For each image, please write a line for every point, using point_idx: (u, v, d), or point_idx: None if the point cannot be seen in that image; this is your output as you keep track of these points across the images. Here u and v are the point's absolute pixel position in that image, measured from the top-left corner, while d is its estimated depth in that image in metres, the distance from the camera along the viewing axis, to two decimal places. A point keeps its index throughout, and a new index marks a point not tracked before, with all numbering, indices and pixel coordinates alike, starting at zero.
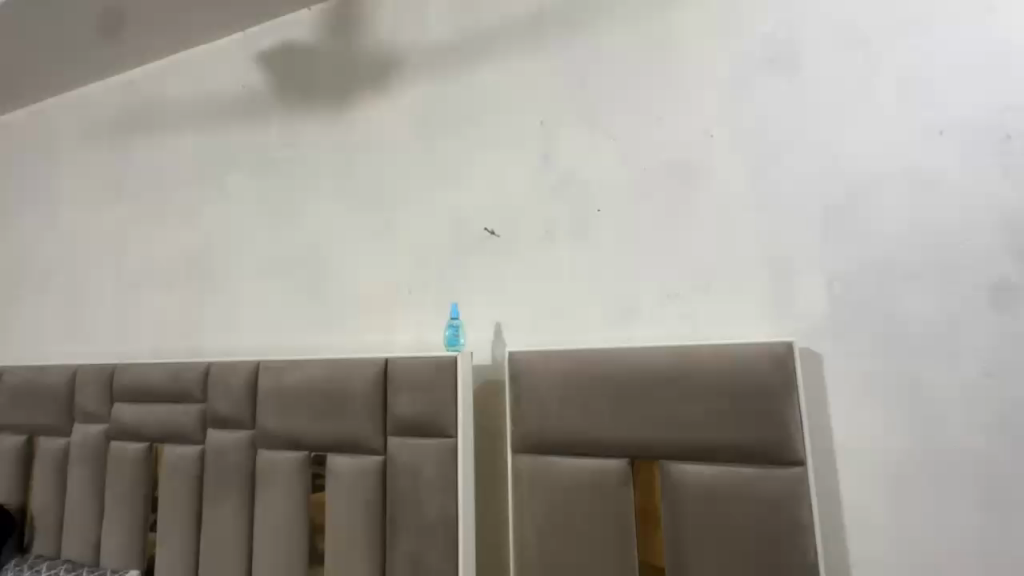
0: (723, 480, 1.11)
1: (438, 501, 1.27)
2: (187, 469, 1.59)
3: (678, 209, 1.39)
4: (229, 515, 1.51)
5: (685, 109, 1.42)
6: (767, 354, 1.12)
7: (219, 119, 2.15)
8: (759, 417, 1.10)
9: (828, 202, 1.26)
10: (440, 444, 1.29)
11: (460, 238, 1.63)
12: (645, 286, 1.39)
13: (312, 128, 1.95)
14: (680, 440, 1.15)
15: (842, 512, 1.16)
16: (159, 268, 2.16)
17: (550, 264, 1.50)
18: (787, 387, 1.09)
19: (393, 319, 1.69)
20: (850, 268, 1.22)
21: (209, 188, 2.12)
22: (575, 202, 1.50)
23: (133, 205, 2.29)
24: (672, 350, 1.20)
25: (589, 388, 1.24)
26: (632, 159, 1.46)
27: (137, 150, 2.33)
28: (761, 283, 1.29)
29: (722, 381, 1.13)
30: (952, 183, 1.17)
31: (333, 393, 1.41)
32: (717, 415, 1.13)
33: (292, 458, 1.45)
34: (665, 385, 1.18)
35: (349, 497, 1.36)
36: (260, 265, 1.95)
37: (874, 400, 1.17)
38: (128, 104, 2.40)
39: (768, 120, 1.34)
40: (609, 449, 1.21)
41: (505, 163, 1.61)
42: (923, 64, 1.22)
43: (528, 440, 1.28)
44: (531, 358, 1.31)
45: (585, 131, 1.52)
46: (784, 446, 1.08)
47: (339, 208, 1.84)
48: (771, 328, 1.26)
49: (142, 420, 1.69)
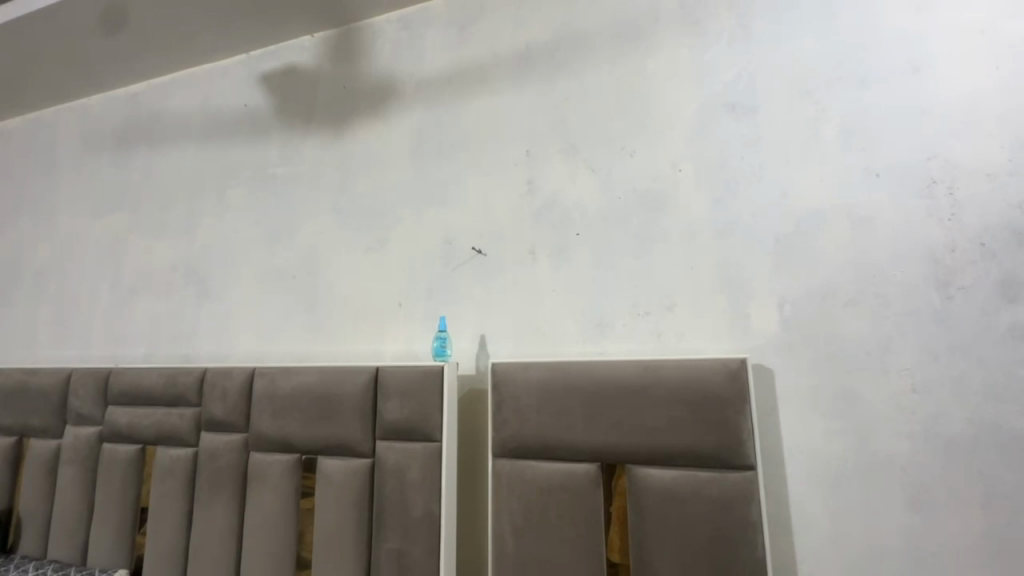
0: (682, 482, 1.23)
1: (422, 501, 1.36)
2: (179, 470, 1.66)
3: (649, 235, 1.53)
4: (221, 515, 1.57)
5: (656, 145, 1.57)
6: (722, 368, 1.25)
7: (221, 135, 2.25)
8: (715, 424, 1.23)
9: (780, 234, 1.41)
10: (425, 447, 1.39)
11: (449, 255, 1.75)
12: (617, 304, 1.52)
13: (311, 147, 2.06)
14: (645, 445, 1.27)
15: (789, 513, 1.29)
16: (156, 275, 2.23)
17: (531, 282, 1.63)
18: (739, 398, 1.22)
19: (384, 330, 1.79)
20: (797, 292, 1.37)
21: (209, 200, 2.21)
22: (556, 225, 1.63)
23: (131, 213, 2.36)
24: (639, 363, 1.32)
25: (564, 397, 1.35)
26: (608, 188, 1.60)
27: (138, 161, 2.41)
28: (720, 304, 1.43)
29: (682, 392, 1.26)
30: (885, 221, 1.33)
31: (326, 398, 1.50)
32: (678, 423, 1.25)
33: (284, 460, 1.53)
34: (632, 395, 1.30)
35: (338, 497, 1.44)
36: (256, 275, 2.04)
37: (818, 411, 1.30)
38: (130, 116, 2.48)
39: (730, 158, 1.49)
40: (581, 453, 1.32)
41: (493, 187, 1.74)
42: (861, 116, 1.39)
43: (507, 444, 1.39)
44: (512, 368, 1.42)
45: (566, 160, 1.66)
46: (736, 451, 1.20)
47: (335, 224, 1.94)
48: (729, 345, 1.40)
49: (136, 422, 1.75)
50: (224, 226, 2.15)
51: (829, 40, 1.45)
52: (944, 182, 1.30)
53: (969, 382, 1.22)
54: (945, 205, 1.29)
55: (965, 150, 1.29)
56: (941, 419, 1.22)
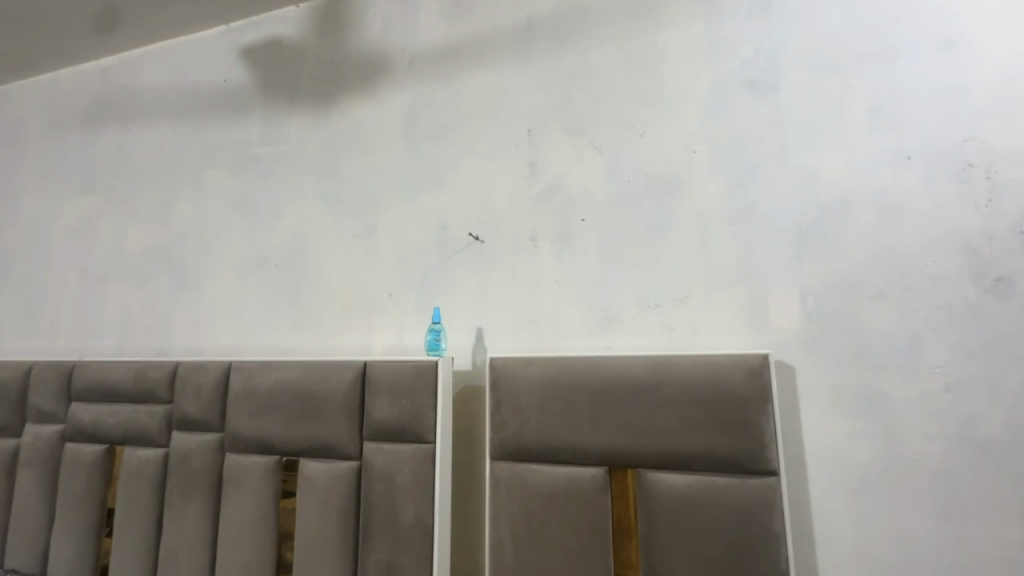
0: (698, 489, 1.13)
1: (414, 508, 1.25)
2: (148, 473, 1.52)
3: (660, 222, 1.42)
4: (193, 521, 1.44)
5: (668, 125, 1.46)
6: (741, 365, 1.15)
7: (199, 112, 2.10)
8: (733, 426, 1.13)
9: (802, 220, 1.31)
10: (417, 449, 1.27)
11: (443, 243, 1.63)
12: (624, 297, 1.41)
13: (295, 126, 1.92)
14: (657, 448, 1.17)
15: (810, 521, 1.20)
16: (128, 262, 2.08)
17: (532, 272, 1.51)
18: (760, 398, 1.12)
19: (372, 323, 1.66)
20: (820, 285, 1.27)
21: (185, 182, 2.06)
22: (560, 210, 1.52)
23: (102, 196, 2.20)
24: (650, 359, 1.22)
25: (569, 395, 1.25)
26: (615, 172, 1.48)
27: (110, 140, 2.25)
28: (736, 296, 1.33)
29: (697, 391, 1.16)
30: (916, 208, 1.23)
31: (309, 396, 1.38)
32: (694, 424, 1.15)
33: (262, 462, 1.41)
34: (643, 393, 1.19)
35: (321, 503, 1.32)
36: (235, 263, 1.90)
37: (842, 412, 1.21)
38: (101, 92, 2.32)
39: (748, 140, 1.38)
40: (586, 456, 1.22)
41: (490, 170, 1.62)
42: (890, 94, 1.29)
43: (507, 447, 1.28)
44: (511, 364, 1.31)
45: (570, 142, 1.55)
46: (757, 455, 1.11)
47: (321, 208, 1.81)
48: (746, 340, 1.30)
49: (101, 421, 1.61)
50: (201, 210, 2.00)
51: (856, 13, 1.35)
52: (981, 166, 1.20)
53: (1007, 381, 1.13)
54: (981, 190, 1.20)
55: (1005, 131, 1.20)
56: (976, 421, 1.13)
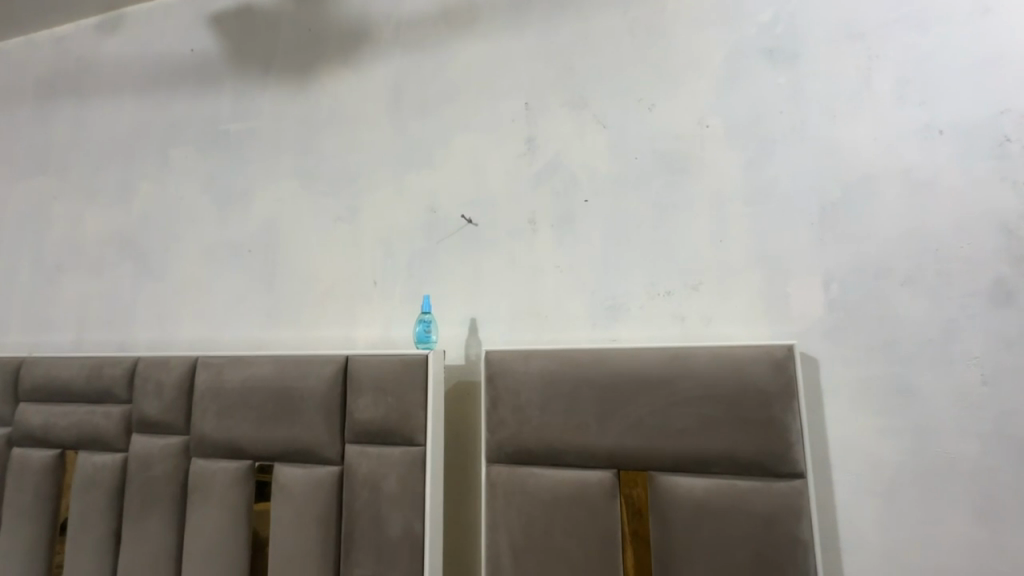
0: (718, 494, 1.02)
1: (402, 518, 1.12)
2: (104, 480, 1.37)
3: (670, 203, 1.30)
4: (155, 533, 1.30)
5: (678, 97, 1.34)
6: (763, 358, 1.05)
7: (164, 85, 1.93)
8: (755, 425, 1.02)
9: (825, 200, 1.21)
10: (406, 452, 1.15)
11: (432, 226, 1.50)
12: (632, 284, 1.30)
13: (270, 99, 1.76)
14: (672, 449, 1.06)
15: (835, 526, 1.10)
16: (87, 249, 1.90)
17: (530, 257, 1.39)
18: (785, 393, 1.02)
19: (355, 313, 1.53)
20: (845, 269, 1.17)
21: (149, 162, 1.89)
22: (561, 191, 1.39)
23: (58, 176, 2.01)
24: (663, 351, 1.11)
25: (574, 391, 1.13)
26: (621, 149, 1.37)
27: (65, 116, 2.06)
28: (754, 283, 1.22)
29: (716, 387, 1.05)
30: (948, 186, 1.14)
31: (284, 394, 1.24)
32: (712, 423, 1.04)
33: (233, 468, 1.27)
34: (656, 389, 1.08)
35: (298, 513, 1.18)
36: (204, 249, 1.74)
37: (869, 407, 1.12)
38: (56, 63, 2.12)
39: (766, 113, 1.27)
40: (593, 459, 1.10)
41: (485, 146, 1.48)
42: (921, 64, 1.19)
43: (505, 449, 1.16)
44: (510, 358, 1.19)
45: (571, 116, 1.42)
46: (782, 456, 1.01)
47: (298, 188, 1.66)
48: (765, 331, 1.20)
49: (52, 423, 1.45)
50: (167, 192, 1.84)
51: None
52: (1020, 140, 1.11)
53: None
54: (1020, 167, 1.10)
55: None
56: (1015, 416, 1.05)
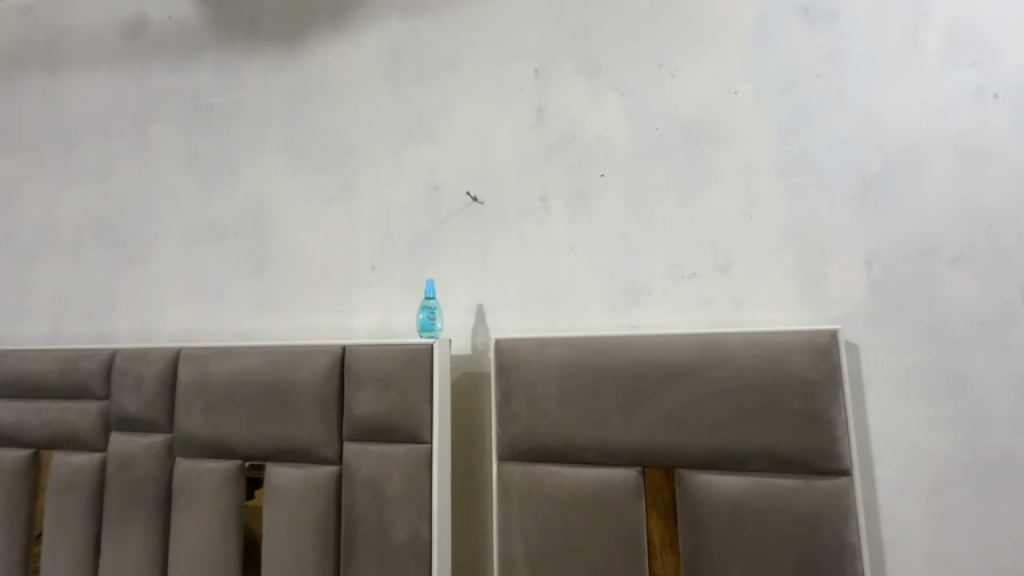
0: (755, 493, 0.93)
1: (408, 522, 1.02)
2: (82, 482, 1.26)
3: (695, 176, 1.20)
4: (138, 540, 1.20)
5: (704, 61, 1.23)
6: (806, 344, 0.95)
7: (142, 56, 1.78)
8: (797, 418, 0.93)
9: (867, 171, 1.10)
10: (411, 451, 1.04)
11: (435, 205, 1.38)
12: (654, 265, 1.20)
13: (256, 69, 1.62)
14: (704, 445, 0.96)
15: (878, 525, 1.02)
16: (62, 233, 1.77)
17: (542, 237, 1.28)
18: (830, 382, 0.93)
19: (352, 300, 1.41)
20: (889, 247, 1.07)
21: (126, 140, 1.75)
22: (575, 165, 1.28)
23: (28, 156, 1.86)
24: (693, 338, 1.01)
25: (595, 382, 1.03)
26: (641, 118, 1.25)
27: (34, 90, 1.90)
28: (788, 263, 1.12)
29: (753, 376, 0.96)
30: (1004, 156, 1.04)
31: (275, 388, 1.13)
32: (748, 415, 0.95)
33: (221, 468, 1.16)
34: (685, 378, 0.99)
35: (294, 517, 1.08)
36: (188, 233, 1.61)
37: (915, 397, 1.03)
38: (24, 34, 1.96)
39: (801, 77, 1.16)
40: (617, 455, 1.01)
41: (491, 117, 1.36)
42: (974, 22, 1.08)
43: (519, 446, 1.07)
44: (524, 347, 1.09)
45: (586, 83, 1.30)
46: (827, 452, 0.91)
47: (288, 166, 1.53)
48: (800, 315, 1.10)
49: (23, 421, 1.33)
50: (146, 171, 1.70)
51: None
52: None
53: None
54: None
55: None
56: None
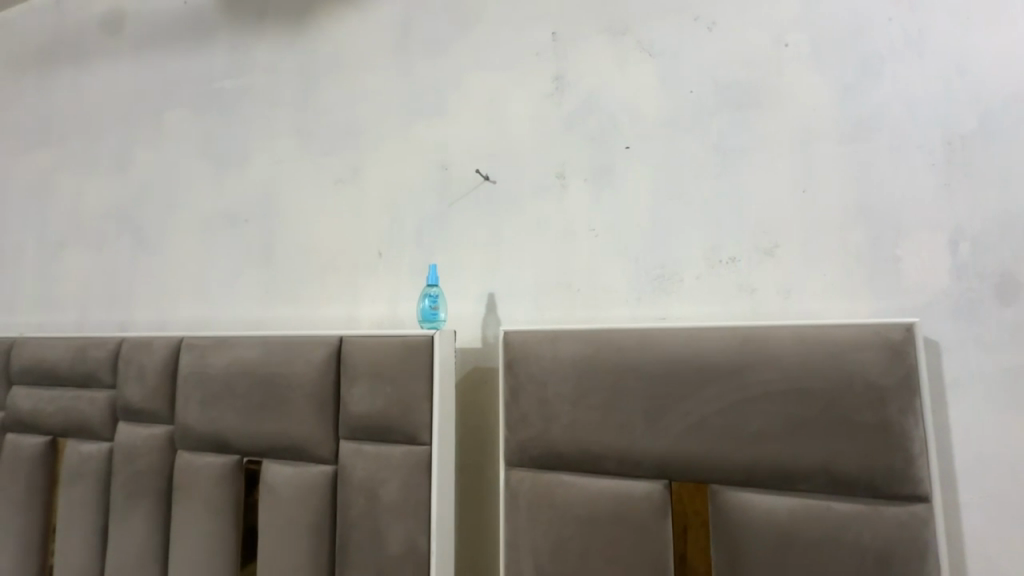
0: (806, 519, 0.78)
1: (404, 531, 0.93)
2: (91, 472, 1.25)
3: (736, 145, 1.03)
4: (140, 533, 1.17)
5: (749, 9, 1.05)
6: (873, 341, 0.78)
7: (161, 44, 1.77)
8: (862, 430, 0.77)
9: (952, 132, 0.91)
10: (408, 453, 0.95)
11: (444, 186, 1.28)
12: (686, 248, 1.05)
13: (266, 50, 1.56)
14: (744, 458, 0.82)
15: (964, 564, 0.84)
16: (89, 223, 1.79)
17: (559, 218, 1.15)
18: (903, 388, 0.76)
19: (359, 289, 1.33)
20: (981, 224, 0.88)
21: (145, 127, 1.74)
22: (597, 136, 1.14)
23: (59, 149, 1.89)
24: (732, 332, 0.86)
25: (615, 382, 0.90)
26: (672, 81, 1.09)
27: (65, 82, 1.93)
28: (849, 244, 0.94)
29: (805, 378, 0.80)
30: None
31: (270, 380, 1.07)
32: (798, 425, 0.79)
33: (219, 463, 1.11)
34: (722, 379, 0.84)
35: (288, 520, 1.02)
36: (201, 220, 1.58)
37: (1014, 408, 0.84)
38: (55, 28, 1.98)
39: (870, 22, 0.97)
40: (639, 466, 0.88)
41: (505, 87, 1.24)
42: None
43: (529, 451, 0.95)
44: (534, 341, 0.97)
45: (610, 45, 1.16)
46: (899, 474, 0.75)
47: (297, 148, 1.47)
48: (864, 306, 0.93)
49: (40, 408, 1.34)
50: (163, 158, 1.69)
51: None
52: None
53: None
54: None
55: None
56: None
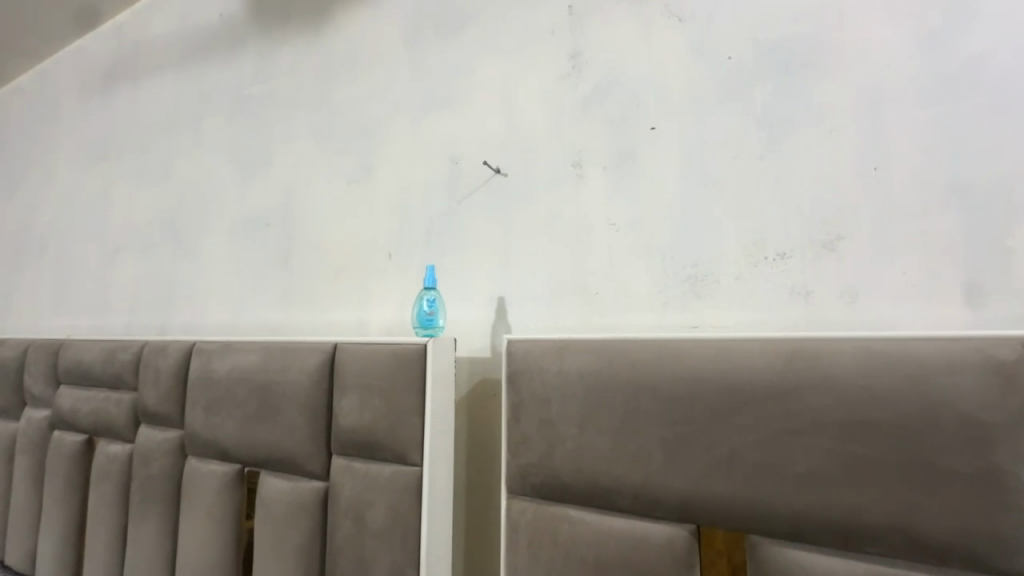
0: None
1: (391, 560, 0.84)
2: (115, 472, 1.27)
3: (786, 118, 0.85)
4: (152, 537, 1.16)
5: None
6: (971, 361, 0.59)
7: (200, 57, 1.83)
8: (955, 479, 0.57)
9: None
10: (397, 474, 0.86)
11: (454, 181, 1.18)
12: (723, 243, 0.88)
13: (288, 54, 1.56)
14: (791, 506, 0.64)
15: None
16: (138, 231, 1.88)
17: (576, 212, 1.02)
18: (1018, 426, 0.56)
19: (369, 292, 1.27)
20: None
21: (185, 138, 1.81)
22: (618, 118, 1.00)
23: (117, 163, 2.01)
24: (774, 346, 0.69)
25: (628, 403, 0.76)
26: (706, 48, 0.93)
27: (122, 101, 2.05)
28: (937, 234, 0.74)
29: (873, 408, 0.62)
30: None
31: (266, 388, 1.02)
32: (864, 468, 0.61)
33: (221, 472, 1.08)
34: (761, 405, 0.67)
35: (279, 537, 0.96)
36: (229, 226, 1.61)
37: None
38: (116, 51, 2.12)
39: None
40: (658, 506, 0.73)
41: (517, 71, 1.13)
42: None
43: (531, 478, 0.83)
44: (538, 351, 0.85)
45: (633, 14, 1.01)
46: (1015, 543, 0.55)
47: (314, 150, 1.44)
48: (959, 313, 0.72)
49: (77, 408, 1.39)
50: (199, 167, 1.74)
51: None
52: None
53: None
54: None
55: None
56: None
